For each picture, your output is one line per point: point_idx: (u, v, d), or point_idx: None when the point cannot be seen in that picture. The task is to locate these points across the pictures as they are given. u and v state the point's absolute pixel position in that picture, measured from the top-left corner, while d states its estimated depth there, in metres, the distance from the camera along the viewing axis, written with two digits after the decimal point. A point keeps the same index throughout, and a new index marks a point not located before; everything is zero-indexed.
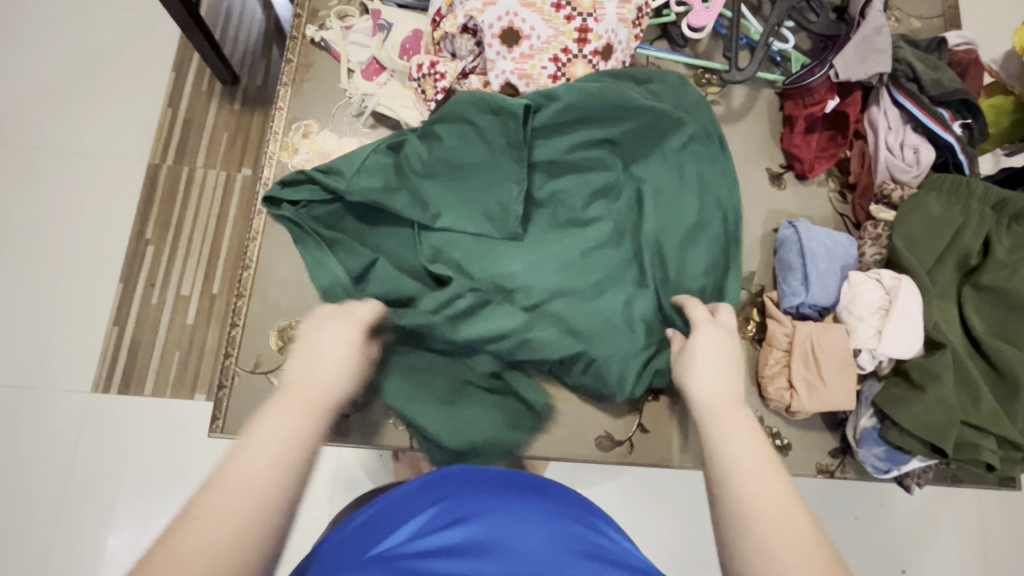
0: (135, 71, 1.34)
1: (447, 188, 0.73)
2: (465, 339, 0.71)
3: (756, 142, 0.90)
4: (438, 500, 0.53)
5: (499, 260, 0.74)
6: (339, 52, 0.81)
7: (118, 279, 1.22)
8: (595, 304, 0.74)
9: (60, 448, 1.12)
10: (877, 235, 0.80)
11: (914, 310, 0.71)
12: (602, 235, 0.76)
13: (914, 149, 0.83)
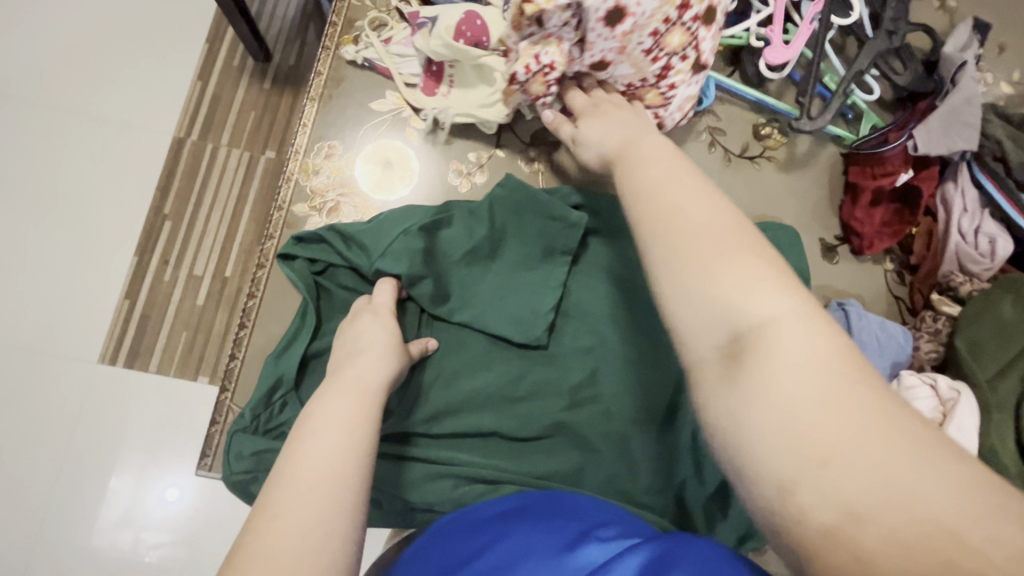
0: (170, 37, 1.30)
1: (469, 281, 0.68)
2: (462, 459, 0.63)
3: (813, 207, 0.82)
4: (467, 535, 0.49)
5: (510, 369, 0.67)
6: (387, 68, 0.75)
7: (133, 252, 1.20)
8: (606, 437, 0.65)
9: (61, 420, 1.11)
10: (936, 330, 0.74)
11: (970, 429, 0.64)
12: (627, 354, 0.67)
13: (990, 239, 0.75)
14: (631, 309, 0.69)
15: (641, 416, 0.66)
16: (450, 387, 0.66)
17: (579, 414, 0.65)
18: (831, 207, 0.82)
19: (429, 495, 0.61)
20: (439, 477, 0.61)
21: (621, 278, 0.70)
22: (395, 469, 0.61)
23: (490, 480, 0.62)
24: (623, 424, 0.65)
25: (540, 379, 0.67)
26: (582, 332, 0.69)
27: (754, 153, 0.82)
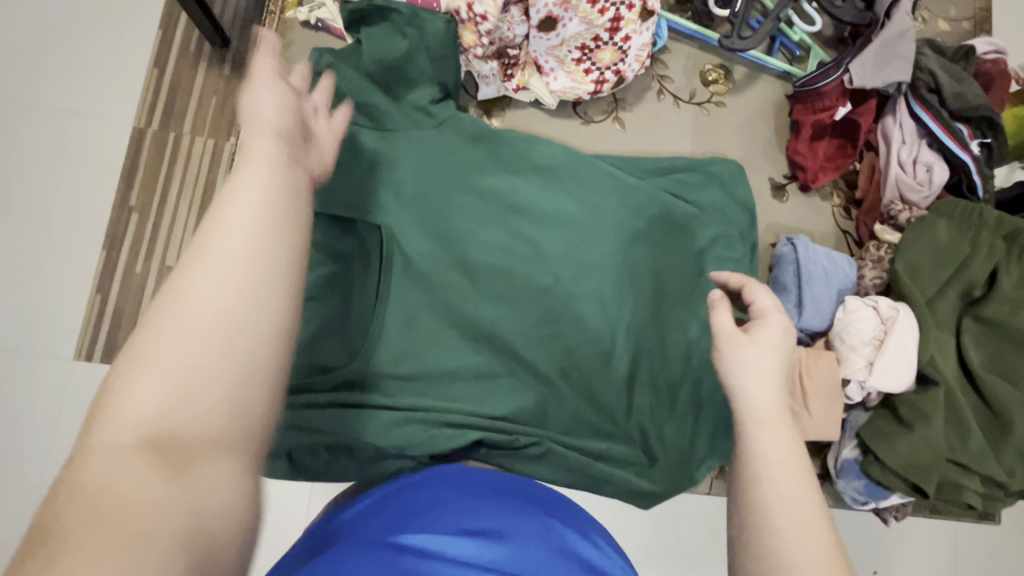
0: (125, 26, 1.28)
1: (423, 225, 0.68)
2: (427, 403, 0.64)
3: (761, 148, 0.85)
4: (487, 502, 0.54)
5: (468, 306, 0.67)
6: (340, 32, 0.75)
7: (102, 244, 1.19)
8: (565, 368, 0.68)
9: (43, 418, 1.11)
10: (879, 258, 0.76)
11: (908, 344, 0.69)
12: (587, 288, 0.70)
13: (927, 168, 0.78)
14: (580, 246, 0.71)
15: (601, 353, 0.69)
16: (410, 332, 0.66)
17: (537, 351, 0.68)
18: (778, 148, 0.85)
19: (398, 439, 0.62)
20: (406, 422, 0.63)
21: (575, 217, 0.72)
22: (362, 419, 0.61)
23: (456, 418, 0.64)
24: (581, 358, 0.68)
25: (499, 322, 0.68)
26: (537, 273, 0.70)
27: (702, 99, 0.84)
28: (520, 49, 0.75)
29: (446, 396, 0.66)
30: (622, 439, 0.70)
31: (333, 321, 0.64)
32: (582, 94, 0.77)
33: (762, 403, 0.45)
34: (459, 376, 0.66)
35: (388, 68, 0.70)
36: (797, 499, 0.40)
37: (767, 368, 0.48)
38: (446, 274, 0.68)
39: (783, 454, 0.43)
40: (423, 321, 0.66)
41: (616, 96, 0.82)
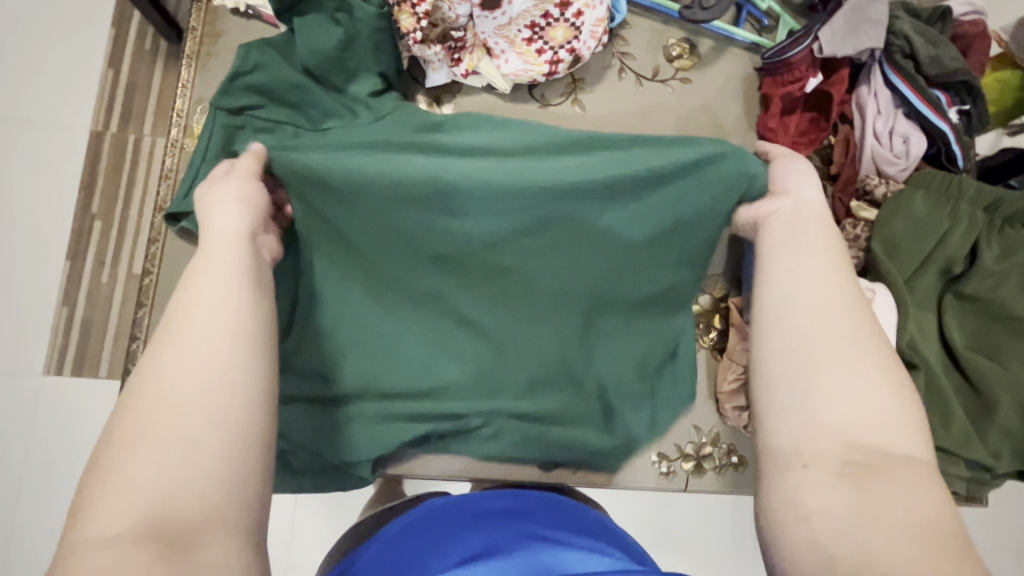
0: (74, 23, 1.23)
1: (360, 227, 0.64)
2: (367, 394, 0.65)
3: (732, 124, 0.80)
4: (536, 521, 0.57)
5: (404, 286, 0.66)
6: (272, 18, 0.70)
7: (65, 255, 1.15)
8: (517, 350, 0.66)
9: (12, 437, 1.08)
10: (855, 237, 0.72)
11: (886, 328, 0.65)
12: (552, 270, 0.66)
13: (904, 139, 0.74)
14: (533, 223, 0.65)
15: (558, 342, 0.66)
16: (348, 327, 0.65)
17: (504, 337, 0.66)
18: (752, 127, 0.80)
19: (336, 435, 0.64)
20: (348, 421, 0.64)
21: (527, 198, 0.66)
22: (306, 418, 0.64)
23: (407, 410, 0.65)
24: (544, 340, 0.66)
25: (449, 312, 0.66)
26: (489, 261, 0.66)
27: (666, 76, 0.80)
28: (465, 30, 0.70)
29: (386, 388, 0.65)
30: (579, 424, 0.68)
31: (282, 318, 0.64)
32: (535, 76, 0.72)
33: (801, 225, 0.55)
34: (403, 368, 0.65)
35: (329, 62, 0.66)
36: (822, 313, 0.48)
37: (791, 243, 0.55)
38: (395, 276, 0.66)
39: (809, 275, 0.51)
40: (360, 315, 0.65)
41: (575, 76, 0.77)
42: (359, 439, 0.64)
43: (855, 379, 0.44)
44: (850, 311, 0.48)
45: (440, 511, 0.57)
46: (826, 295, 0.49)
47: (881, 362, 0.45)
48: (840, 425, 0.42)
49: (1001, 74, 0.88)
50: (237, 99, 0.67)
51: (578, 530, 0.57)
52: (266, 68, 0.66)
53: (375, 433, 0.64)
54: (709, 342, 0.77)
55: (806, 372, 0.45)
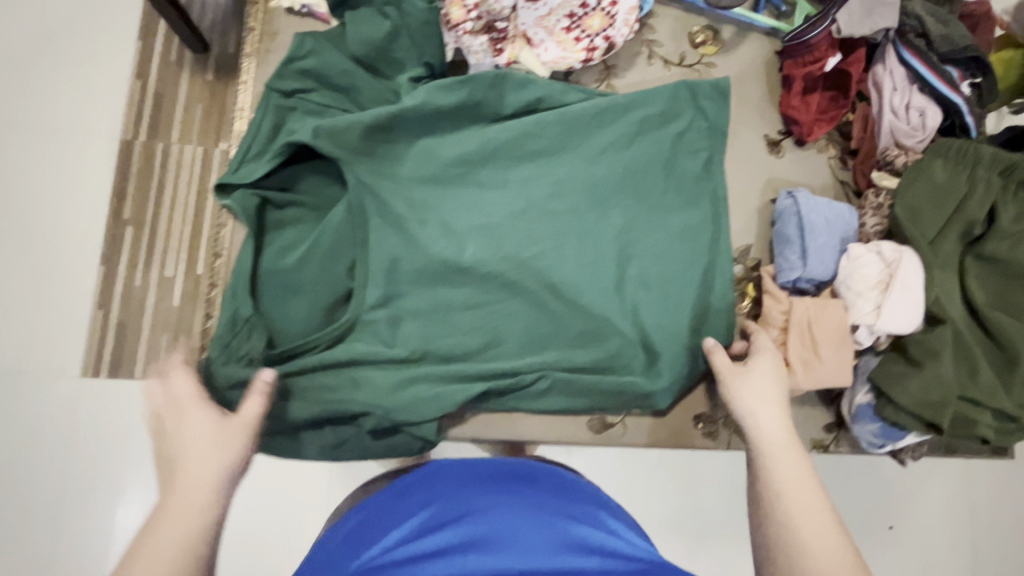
0: (104, 39, 1.29)
1: (418, 202, 0.72)
2: (431, 353, 0.70)
3: (754, 105, 0.85)
4: (531, 487, 0.65)
5: (453, 250, 0.71)
6: (325, 15, 0.76)
7: (100, 260, 1.22)
8: (558, 311, 0.72)
9: (56, 433, 1.15)
10: (878, 205, 0.77)
11: (914, 285, 0.69)
12: (589, 234, 0.74)
13: (919, 112, 0.79)
14: (561, 189, 0.74)
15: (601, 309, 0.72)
16: (411, 298, 0.71)
17: (544, 298, 0.72)
18: (769, 103, 0.85)
19: (401, 397, 0.67)
20: (411, 382, 0.69)
21: (563, 168, 0.75)
22: (373, 382, 0.68)
23: (463, 370, 0.70)
24: (586, 300, 0.72)
25: (502, 277, 0.71)
26: (528, 229, 0.73)
27: (692, 61, 0.84)
28: (507, 21, 0.74)
29: (447, 346, 0.71)
30: (622, 373, 0.73)
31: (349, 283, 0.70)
32: (574, 63, 0.77)
33: (762, 415, 0.61)
34: (463, 324, 0.71)
35: (376, 51, 0.72)
36: (782, 449, 0.59)
37: (761, 380, 0.65)
38: (449, 254, 0.71)
39: (773, 426, 0.61)
40: (414, 285, 0.71)
41: (608, 63, 0.83)
42: (426, 396, 0.68)
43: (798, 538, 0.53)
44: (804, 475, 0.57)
45: (443, 470, 0.68)
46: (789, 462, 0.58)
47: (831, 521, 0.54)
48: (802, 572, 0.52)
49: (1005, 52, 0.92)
50: (290, 82, 0.72)
51: (564, 514, 0.61)
52: (320, 54, 0.72)
53: (439, 392, 0.68)
54: (744, 310, 0.79)
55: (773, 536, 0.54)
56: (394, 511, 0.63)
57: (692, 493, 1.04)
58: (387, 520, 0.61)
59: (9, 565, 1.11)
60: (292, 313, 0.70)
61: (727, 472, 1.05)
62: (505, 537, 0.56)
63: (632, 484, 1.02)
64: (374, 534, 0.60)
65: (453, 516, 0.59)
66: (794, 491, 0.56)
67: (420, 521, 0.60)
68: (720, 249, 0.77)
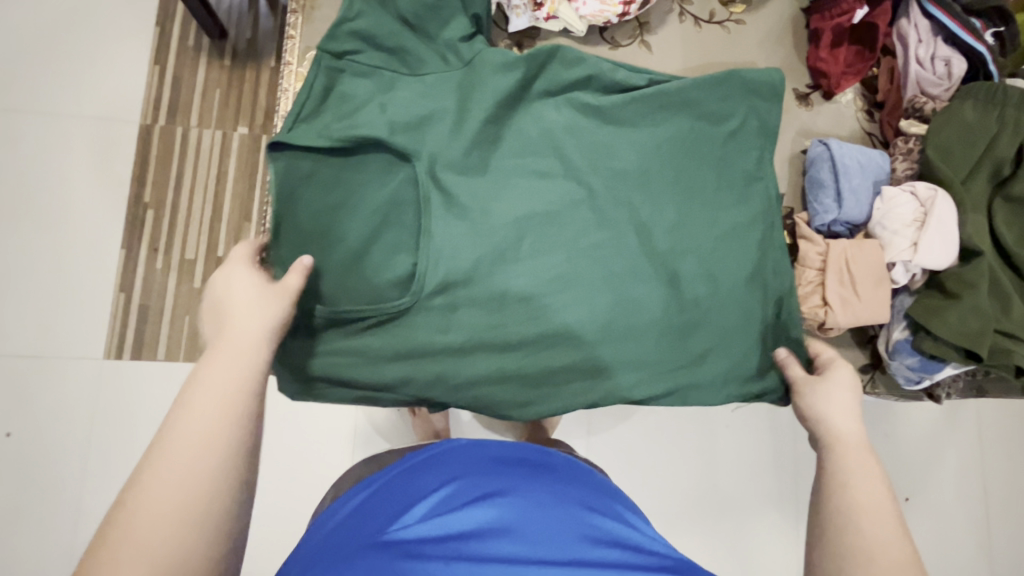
0: (120, 26, 1.31)
1: (481, 194, 0.76)
2: (483, 328, 0.74)
3: (782, 61, 0.87)
4: (544, 473, 0.66)
5: (502, 206, 0.76)
6: None
7: (121, 243, 1.23)
8: (602, 261, 0.75)
9: (77, 416, 1.16)
10: (909, 150, 0.79)
11: (949, 222, 0.71)
12: (629, 190, 0.78)
13: (945, 62, 0.81)
14: (603, 152, 0.79)
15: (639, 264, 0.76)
16: (454, 259, 0.73)
17: (587, 267, 0.75)
18: (797, 58, 0.88)
19: (457, 368, 0.73)
20: (465, 353, 0.74)
21: (607, 134, 0.80)
22: (426, 354, 0.73)
23: (512, 343, 0.74)
24: (626, 260, 0.76)
25: (549, 230, 0.76)
26: (569, 189, 0.77)
27: (723, 18, 0.87)
28: None
29: (495, 319, 0.74)
30: (669, 328, 0.76)
31: (393, 251, 0.75)
32: (611, 16, 0.80)
33: (844, 424, 0.64)
34: (521, 278, 0.74)
35: (423, 9, 0.78)
36: (858, 449, 0.61)
37: (842, 383, 0.68)
38: (507, 245, 0.75)
39: (852, 431, 0.63)
40: (468, 249, 0.74)
41: (641, 21, 0.85)
42: (473, 364, 0.74)
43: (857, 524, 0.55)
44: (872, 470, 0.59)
45: (453, 452, 0.67)
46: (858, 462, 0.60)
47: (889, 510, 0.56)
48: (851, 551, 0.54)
49: None
50: (342, 44, 0.77)
51: (582, 503, 0.61)
52: (370, 17, 0.77)
53: (489, 364, 0.74)
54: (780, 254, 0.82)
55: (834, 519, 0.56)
56: (408, 489, 0.62)
57: (706, 448, 1.18)
58: (402, 498, 0.61)
59: (35, 550, 1.11)
60: (339, 272, 0.74)
61: (744, 436, 1.19)
62: (526, 525, 0.56)
63: (655, 440, 1.17)
64: (387, 513, 0.59)
65: (468, 499, 0.59)
66: (860, 488, 0.58)
67: (439, 499, 0.60)
68: (753, 195, 0.81)
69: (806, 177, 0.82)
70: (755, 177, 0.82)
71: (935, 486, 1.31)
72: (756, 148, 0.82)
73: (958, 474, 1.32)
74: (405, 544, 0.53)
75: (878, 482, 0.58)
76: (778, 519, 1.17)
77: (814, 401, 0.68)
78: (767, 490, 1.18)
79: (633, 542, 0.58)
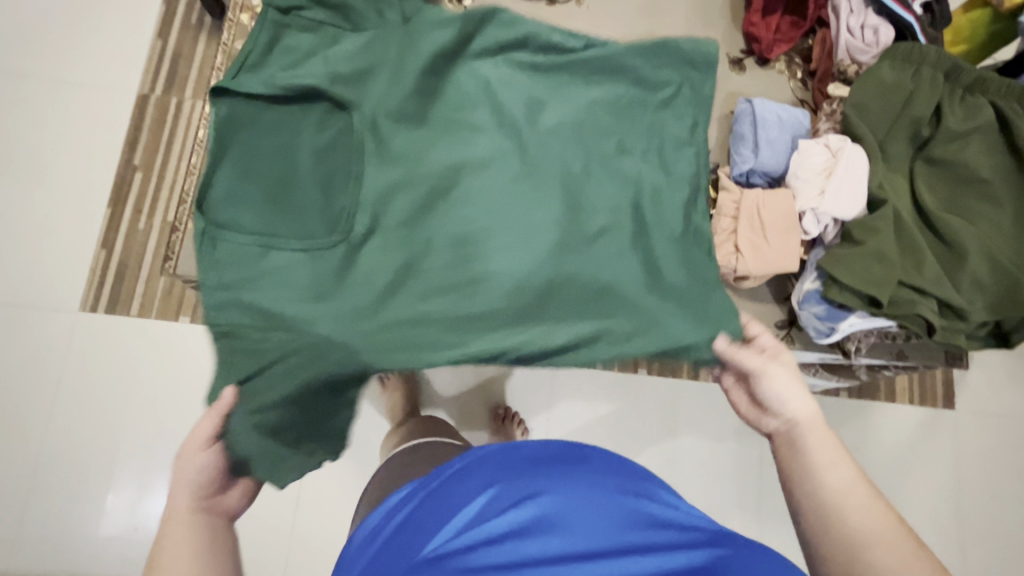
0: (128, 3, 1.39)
1: (415, 147, 0.76)
2: (411, 275, 0.72)
3: (719, 28, 0.90)
4: (578, 460, 0.64)
5: (429, 151, 0.76)
6: None
7: (107, 202, 1.29)
8: (528, 203, 0.74)
9: (48, 365, 1.20)
10: (832, 111, 0.80)
11: (857, 170, 0.72)
12: (560, 137, 0.77)
13: (874, 31, 0.83)
14: (529, 104, 0.78)
15: (546, 212, 0.75)
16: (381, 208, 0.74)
17: (511, 208, 0.74)
18: (733, 24, 0.90)
19: (383, 318, 0.68)
20: (390, 299, 0.70)
21: (537, 91, 0.78)
22: (345, 294, 0.70)
23: (438, 291, 0.70)
24: (550, 206, 0.75)
25: (477, 166, 0.76)
26: (499, 137, 0.77)
27: None
28: None
29: (423, 269, 0.72)
30: (599, 289, 0.72)
31: (325, 195, 0.73)
32: None
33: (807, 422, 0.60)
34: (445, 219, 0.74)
35: None
36: (821, 434, 0.59)
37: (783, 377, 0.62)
38: (434, 194, 0.75)
39: (807, 413, 0.60)
40: (402, 175, 0.75)
41: None
42: (397, 314, 0.69)
43: (840, 513, 0.55)
44: (837, 459, 0.58)
45: (488, 455, 0.65)
46: (826, 454, 0.58)
47: (869, 496, 0.55)
48: (848, 541, 0.54)
49: (975, 12, 1.10)
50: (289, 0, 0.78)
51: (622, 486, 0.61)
52: None
53: (409, 314, 0.69)
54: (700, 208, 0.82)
55: (820, 519, 0.56)
56: (454, 496, 0.61)
57: (668, 450, 1.20)
58: (448, 506, 0.60)
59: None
60: (268, 216, 0.71)
61: (705, 441, 1.21)
62: (581, 526, 0.55)
63: (616, 440, 1.20)
64: (433, 525, 0.58)
65: (513, 505, 0.57)
66: (836, 481, 0.56)
67: (482, 506, 0.58)
68: (678, 157, 0.78)
69: (731, 134, 0.83)
70: (683, 130, 0.80)
71: (902, 497, 1.28)
72: (696, 106, 0.79)
73: (927, 486, 1.29)
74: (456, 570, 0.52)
75: (852, 477, 0.56)
76: (730, 513, 1.19)
77: (767, 398, 0.62)
78: (722, 490, 1.19)
79: (675, 521, 0.58)
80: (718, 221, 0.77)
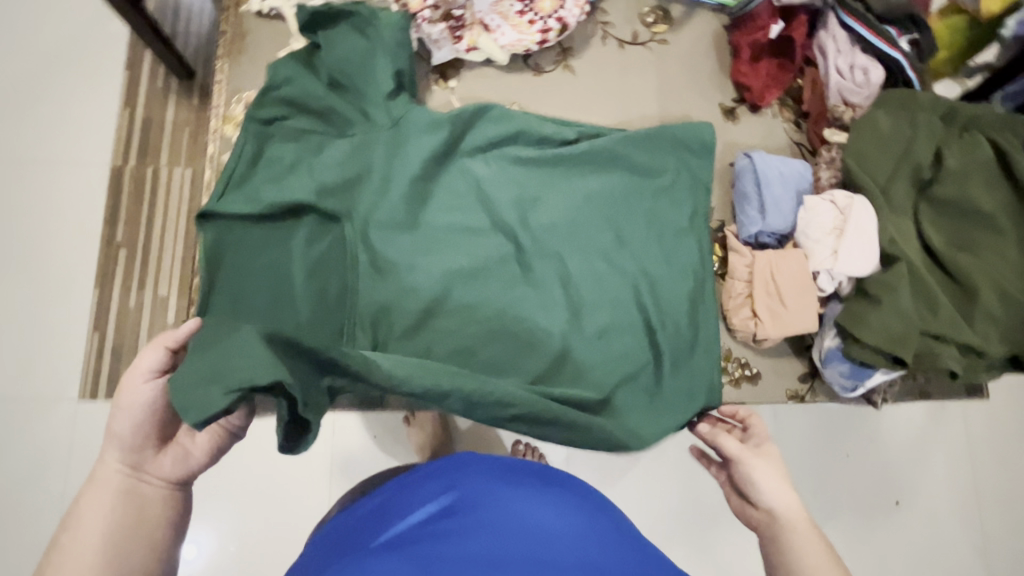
0: (89, 73, 1.34)
1: (410, 251, 0.76)
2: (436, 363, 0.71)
3: (707, 78, 0.89)
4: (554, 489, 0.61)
5: (433, 254, 0.77)
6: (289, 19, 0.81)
7: (94, 285, 1.24)
8: (539, 290, 0.76)
9: (52, 463, 1.16)
10: (831, 158, 0.81)
11: (867, 229, 0.73)
12: (563, 217, 0.78)
13: (864, 70, 0.83)
14: (524, 195, 0.79)
15: (554, 299, 0.76)
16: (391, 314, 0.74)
17: (522, 297, 0.76)
18: (721, 72, 0.89)
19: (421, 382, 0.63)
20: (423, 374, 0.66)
21: (533, 177, 0.79)
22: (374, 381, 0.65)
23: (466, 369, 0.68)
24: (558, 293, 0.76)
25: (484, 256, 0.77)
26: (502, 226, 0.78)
27: (645, 39, 0.89)
28: (464, 9, 0.82)
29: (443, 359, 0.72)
30: (614, 372, 0.74)
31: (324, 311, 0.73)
32: (530, 45, 0.83)
33: (790, 510, 0.62)
34: (456, 318, 0.74)
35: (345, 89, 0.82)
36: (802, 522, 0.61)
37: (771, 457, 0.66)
38: (435, 301, 0.75)
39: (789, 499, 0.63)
40: (411, 276, 0.75)
41: (564, 45, 0.87)
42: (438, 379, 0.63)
43: None
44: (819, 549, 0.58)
45: (468, 459, 0.64)
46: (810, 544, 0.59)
47: None
48: None
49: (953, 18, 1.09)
50: (270, 110, 0.76)
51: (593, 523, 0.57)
52: (297, 82, 0.76)
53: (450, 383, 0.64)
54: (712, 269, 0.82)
55: None
56: (418, 493, 0.60)
57: None
58: (408, 501, 0.59)
59: None
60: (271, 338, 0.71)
61: None
62: (526, 544, 0.52)
63: None
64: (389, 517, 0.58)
65: (465, 509, 0.56)
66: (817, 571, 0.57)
67: (437, 504, 0.57)
68: (679, 229, 0.79)
69: (733, 189, 0.83)
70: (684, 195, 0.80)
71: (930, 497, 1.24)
72: (692, 179, 0.81)
73: None
74: (409, 555, 0.49)
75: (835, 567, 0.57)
76: None
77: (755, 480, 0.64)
78: None
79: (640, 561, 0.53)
80: (732, 286, 0.77)
